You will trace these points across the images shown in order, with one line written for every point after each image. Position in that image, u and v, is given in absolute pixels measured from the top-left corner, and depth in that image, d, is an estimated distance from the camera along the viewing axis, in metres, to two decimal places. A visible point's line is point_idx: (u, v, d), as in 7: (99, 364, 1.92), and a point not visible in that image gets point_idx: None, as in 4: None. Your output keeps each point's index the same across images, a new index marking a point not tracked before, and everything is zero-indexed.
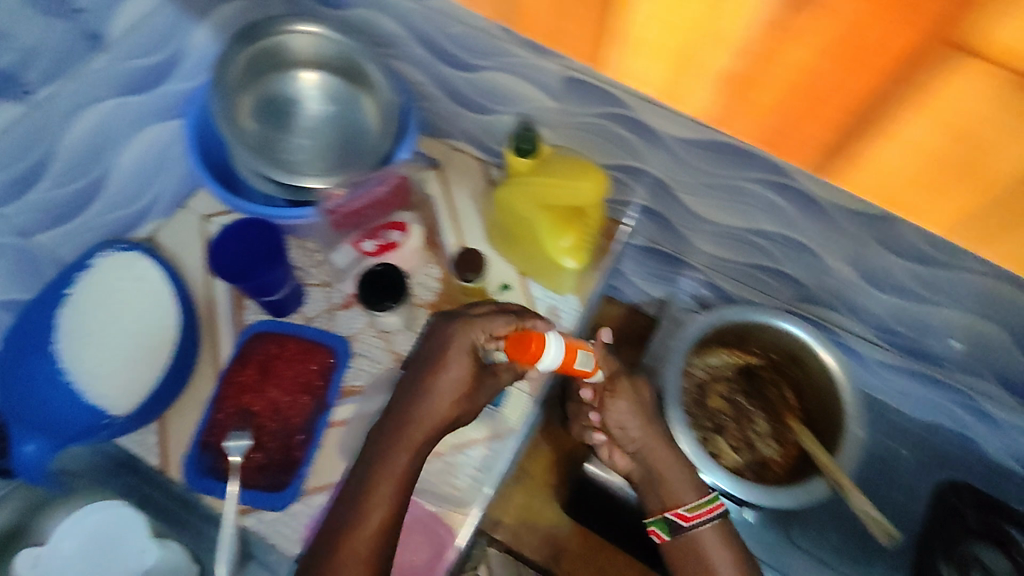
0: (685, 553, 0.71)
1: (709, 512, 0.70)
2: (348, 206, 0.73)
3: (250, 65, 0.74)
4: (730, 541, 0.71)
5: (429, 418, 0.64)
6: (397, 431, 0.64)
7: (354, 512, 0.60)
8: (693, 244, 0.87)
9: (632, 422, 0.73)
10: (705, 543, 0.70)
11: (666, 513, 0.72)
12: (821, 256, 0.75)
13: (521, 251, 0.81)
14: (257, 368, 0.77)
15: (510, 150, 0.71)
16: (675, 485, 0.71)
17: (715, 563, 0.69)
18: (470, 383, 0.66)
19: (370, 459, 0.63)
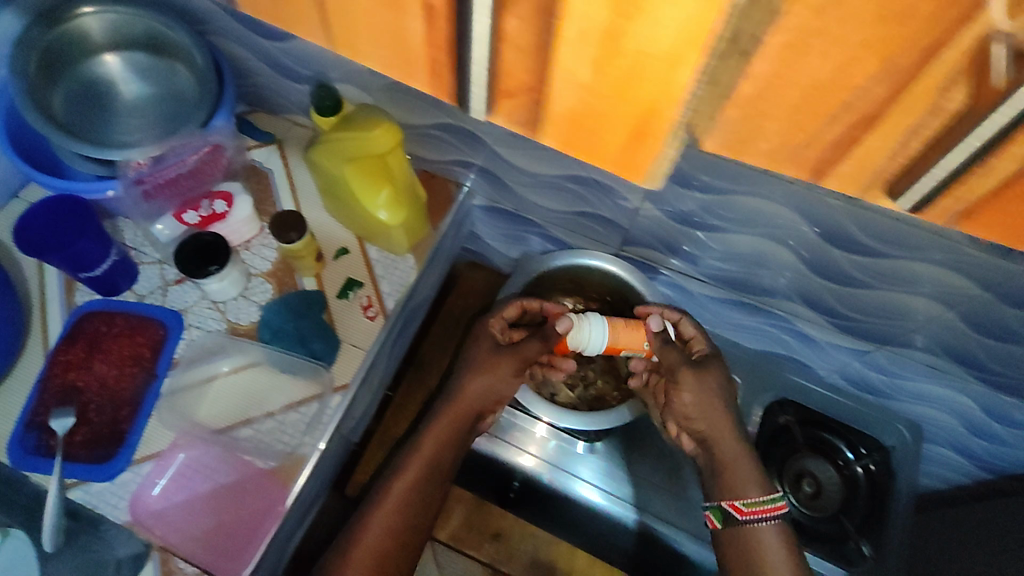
0: (742, 544, 0.69)
1: (768, 510, 0.69)
2: (157, 173, 0.75)
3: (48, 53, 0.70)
4: (795, 541, 0.68)
5: (451, 413, 0.78)
6: (431, 424, 0.78)
7: (382, 488, 0.75)
8: (529, 201, 0.90)
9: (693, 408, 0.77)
10: (766, 542, 0.68)
11: (723, 502, 0.72)
12: (626, 196, 0.80)
13: (349, 213, 0.81)
14: (86, 345, 0.77)
15: (313, 110, 0.74)
16: (739, 477, 0.72)
17: (775, 559, 0.66)
18: (510, 360, 0.79)
19: (405, 451, 0.77)
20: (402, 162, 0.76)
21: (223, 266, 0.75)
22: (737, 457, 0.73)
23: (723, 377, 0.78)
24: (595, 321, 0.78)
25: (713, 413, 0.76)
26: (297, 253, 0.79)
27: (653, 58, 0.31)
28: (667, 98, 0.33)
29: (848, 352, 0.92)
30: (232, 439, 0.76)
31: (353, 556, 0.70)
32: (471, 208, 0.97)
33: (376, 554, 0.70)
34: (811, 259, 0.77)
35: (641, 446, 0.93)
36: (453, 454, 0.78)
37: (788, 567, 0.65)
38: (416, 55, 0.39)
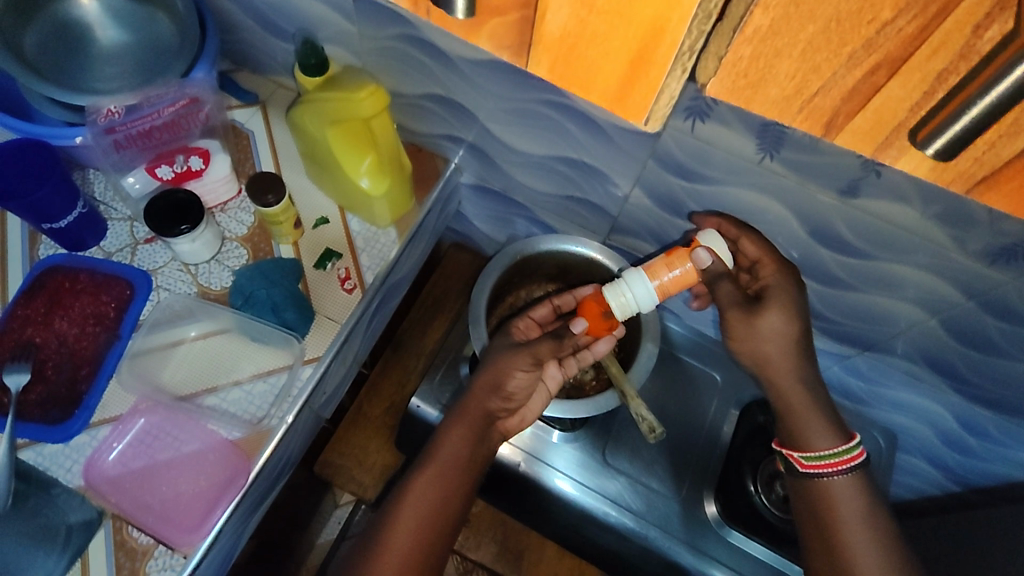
0: (809, 496, 0.67)
1: (843, 462, 0.66)
2: (129, 126, 0.73)
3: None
4: (869, 491, 0.66)
5: (469, 413, 0.72)
6: (451, 424, 0.72)
7: (402, 491, 0.68)
8: (515, 180, 0.88)
9: (768, 347, 0.69)
10: (837, 495, 0.65)
11: (785, 453, 0.70)
12: (615, 180, 0.78)
13: (330, 179, 0.78)
14: (47, 300, 0.74)
15: (297, 69, 0.73)
16: (809, 429, 0.68)
17: (845, 513, 0.64)
18: (520, 359, 0.72)
19: (424, 452, 0.71)
20: (388, 128, 0.74)
21: (194, 226, 0.72)
22: (808, 410, 0.68)
23: (785, 315, 0.69)
24: (635, 278, 0.71)
25: (768, 357, 0.70)
26: (275, 219, 0.76)
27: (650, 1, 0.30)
28: (669, 21, 0.31)
29: (828, 355, 0.91)
30: (195, 408, 0.72)
31: (378, 563, 0.63)
32: (458, 185, 0.95)
33: (406, 558, 0.64)
34: (799, 258, 0.76)
35: (616, 438, 0.91)
36: (474, 457, 0.71)
37: (860, 518, 0.64)
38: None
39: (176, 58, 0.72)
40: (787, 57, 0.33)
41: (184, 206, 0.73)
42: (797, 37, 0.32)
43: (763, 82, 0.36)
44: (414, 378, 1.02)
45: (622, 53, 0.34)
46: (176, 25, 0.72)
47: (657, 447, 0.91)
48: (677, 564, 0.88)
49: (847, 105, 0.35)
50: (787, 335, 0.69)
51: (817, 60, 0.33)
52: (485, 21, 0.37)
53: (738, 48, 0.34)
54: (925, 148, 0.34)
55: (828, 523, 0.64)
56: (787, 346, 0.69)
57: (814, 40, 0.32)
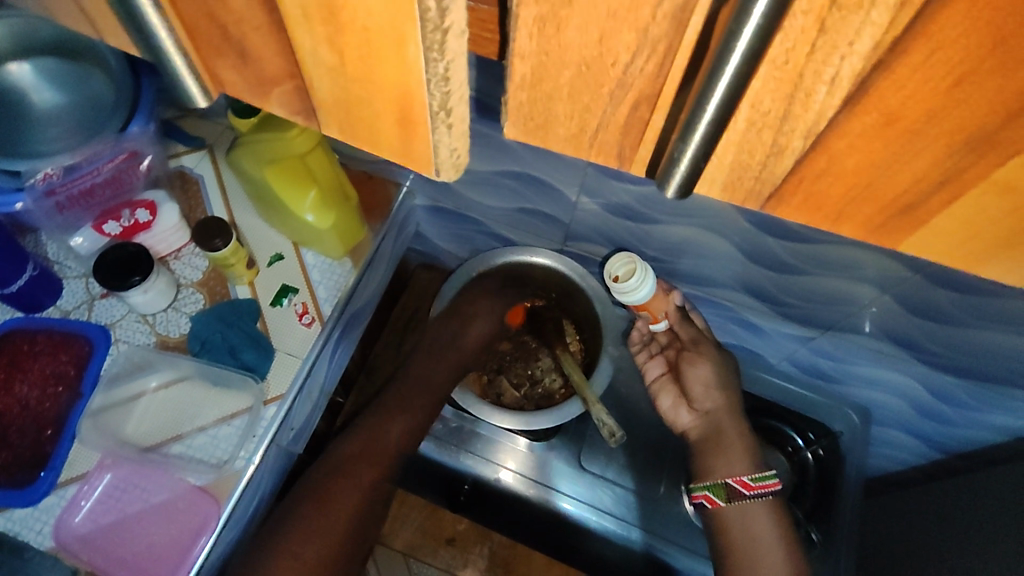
0: (735, 518, 0.77)
1: (767, 487, 0.77)
2: (74, 187, 0.74)
3: None
4: (779, 513, 0.77)
5: (425, 366, 0.84)
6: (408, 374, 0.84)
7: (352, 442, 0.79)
8: (468, 199, 0.89)
9: (708, 385, 0.83)
10: (758, 516, 0.76)
11: (729, 481, 0.78)
12: (561, 190, 0.79)
13: (278, 218, 0.79)
14: (5, 365, 0.73)
15: (230, 112, 0.71)
16: (732, 450, 0.80)
17: (758, 532, 0.75)
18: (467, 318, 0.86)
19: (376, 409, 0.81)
20: (324, 161, 0.74)
21: (146, 276, 0.73)
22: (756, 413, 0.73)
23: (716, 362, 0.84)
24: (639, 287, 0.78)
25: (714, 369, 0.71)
26: (225, 261, 0.77)
27: (384, 45, 0.21)
28: (412, 80, 0.22)
29: (794, 339, 0.92)
30: (162, 457, 0.72)
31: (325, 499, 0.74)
32: (413, 208, 0.95)
33: (350, 498, 0.76)
34: (749, 248, 0.76)
35: (592, 444, 0.91)
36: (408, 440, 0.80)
37: (772, 537, 0.75)
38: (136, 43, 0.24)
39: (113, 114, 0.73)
40: (538, 86, 0.22)
41: (133, 255, 0.73)
42: (557, 59, 0.21)
43: (551, 124, 0.24)
44: None
45: (399, 110, 0.24)
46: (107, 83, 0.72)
47: (632, 444, 0.92)
48: (662, 562, 0.88)
49: (632, 145, 0.24)
50: (723, 375, 0.83)
51: (586, 100, 0.22)
52: (265, 88, 0.25)
53: (513, 92, 0.23)
54: (667, 193, 0.24)
55: (749, 542, 0.75)
56: (717, 382, 0.83)
57: (579, 71, 0.21)
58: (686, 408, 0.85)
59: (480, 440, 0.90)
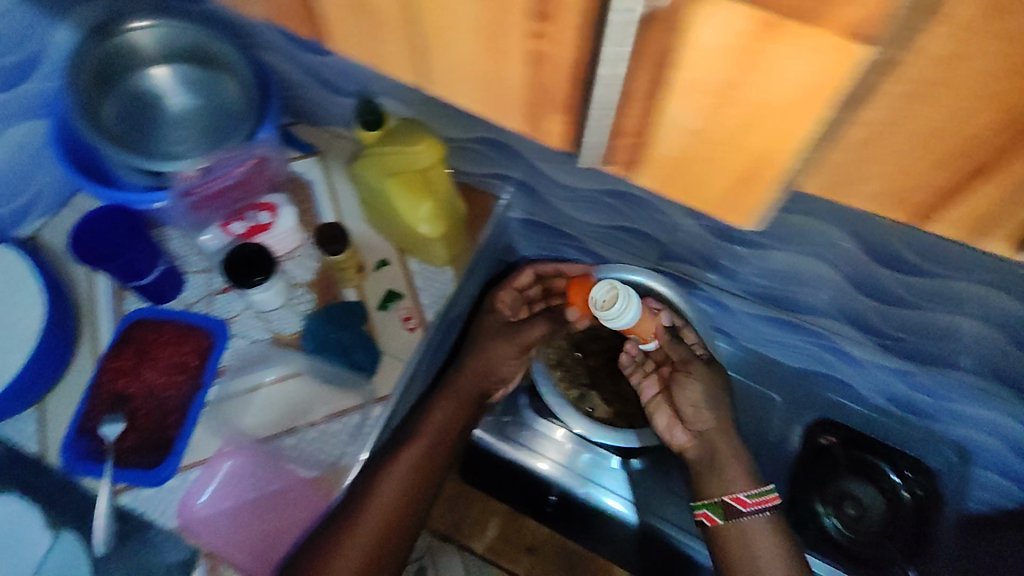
0: (733, 536, 0.74)
1: (763, 503, 0.74)
2: (207, 188, 0.77)
3: (98, 75, 0.75)
4: (781, 531, 0.74)
5: (457, 388, 0.83)
6: (439, 396, 0.83)
7: (387, 459, 0.76)
8: (566, 215, 0.90)
9: (702, 402, 0.79)
10: (754, 534, 0.73)
11: (724, 498, 0.75)
12: (666, 211, 0.80)
13: (389, 226, 0.83)
14: (135, 353, 0.78)
15: (357, 124, 0.75)
16: (728, 474, 0.76)
17: (760, 552, 0.72)
18: (507, 336, 0.84)
19: (406, 430, 0.80)
20: (444, 177, 0.75)
21: (267, 277, 0.76)
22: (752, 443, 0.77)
23: (715, 379, 0.81)
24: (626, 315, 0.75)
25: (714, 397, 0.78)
26: (341, 264, 0.82)
27: (771, 116, 0.25)
28: (778, 152, 0.27)
29: (889, 372, 0.89)
30: (276, 449, 0.76)
31: (362, 512, 0.73)
32: (508, 220, 0.98)
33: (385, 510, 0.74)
34: (853, 275, 0.76)
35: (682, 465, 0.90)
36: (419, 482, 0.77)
37: (773, 556, 0.71)
38: (513, 99, 0.31)
39: (239, 113, 0.78)
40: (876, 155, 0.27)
41: (251, 252, 0.77)
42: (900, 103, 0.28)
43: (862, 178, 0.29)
44: None
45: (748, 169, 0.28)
46: (237, 85, 0.79)
47: None
48: None
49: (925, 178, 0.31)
50: (715, 393, 0.80)
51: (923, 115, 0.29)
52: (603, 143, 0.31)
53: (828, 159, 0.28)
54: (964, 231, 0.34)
55: (749, 560, 0.71)
56: (708, 400, 0.79)
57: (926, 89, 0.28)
58: (681, 427, 0.81)
59: (523, 429, 0.89)
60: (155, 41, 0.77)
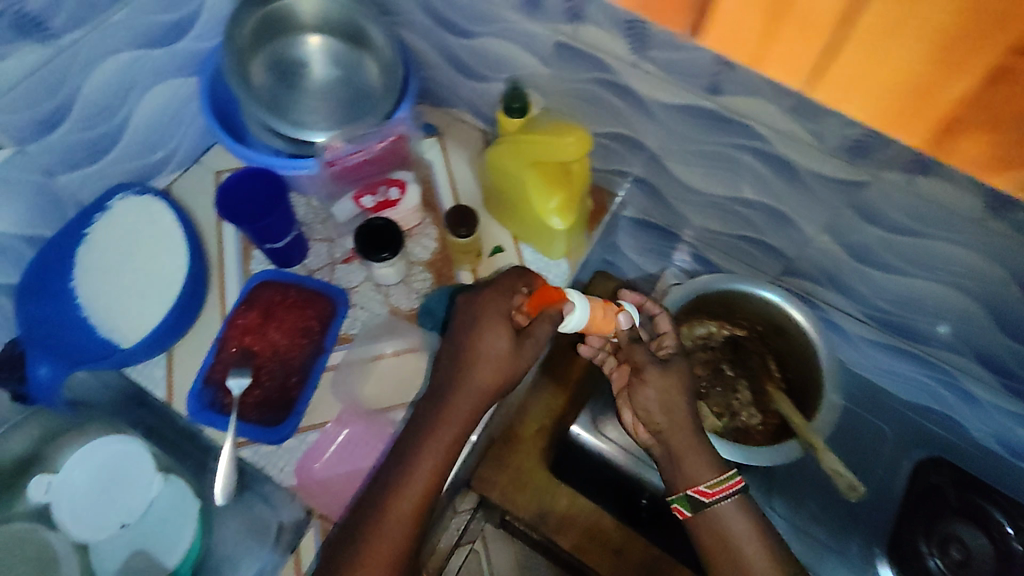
0: (707, 527, 0.67)
1: (730, 488, 0.68)
2: (348, 161, 0.81)
3: (258, 33, 0.78)
4: (750, 507, 0.68)
5: (454, 411, 0.66)
6: (439, 418, 0.66)
7: (389, 481, 0.64)
8: (687, 219, 0.89)
9: (656, 407, 0.70)
10: (727, 520, 0.67)
11: (689, 490, 0.69)
12: (803, 227, 0.77)
13: (513, 213, 0.83)
14: (261, 313, 0.81)
15: (500, 109, 0.75)
16: (692, 465, 0.69)
17: (737, 534, 0.66)
18: (502, 348, 0.66)
19: (400, 457, 0.65)
20: (583, 172, 0.74)
21: (394, 254, 0.78)
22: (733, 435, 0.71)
23: (688, 378, 0.72)
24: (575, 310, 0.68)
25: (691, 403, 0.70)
26: (463, 249, 0.81)
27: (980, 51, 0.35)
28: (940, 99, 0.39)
29: (1011, 417, 0.82)
30: (390, 422, 0.77)
31: (372, 543, 0.62)
32: (621, 219, 0.97)
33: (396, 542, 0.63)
34: (990, 303, 0.70)
35: (781, 488, 0.88)
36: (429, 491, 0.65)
37: (754, 538, 0.66)
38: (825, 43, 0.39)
39: (379, 99, 0.81)
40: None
41: (377, 224, 0.79)
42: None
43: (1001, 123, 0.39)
44: (567, 402, 1.01)
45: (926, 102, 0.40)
46: (382, 70, 0.81)
47: (815, 488, 0.88)
48: None
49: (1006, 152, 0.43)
50: (675, 399, 0.70)
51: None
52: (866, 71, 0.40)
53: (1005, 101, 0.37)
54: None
55: (727, 545, 0.66)
56: (668, 402, 0.70)
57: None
58: (628, 409, 0.77)
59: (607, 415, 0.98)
60: (317, 10, 0.79)
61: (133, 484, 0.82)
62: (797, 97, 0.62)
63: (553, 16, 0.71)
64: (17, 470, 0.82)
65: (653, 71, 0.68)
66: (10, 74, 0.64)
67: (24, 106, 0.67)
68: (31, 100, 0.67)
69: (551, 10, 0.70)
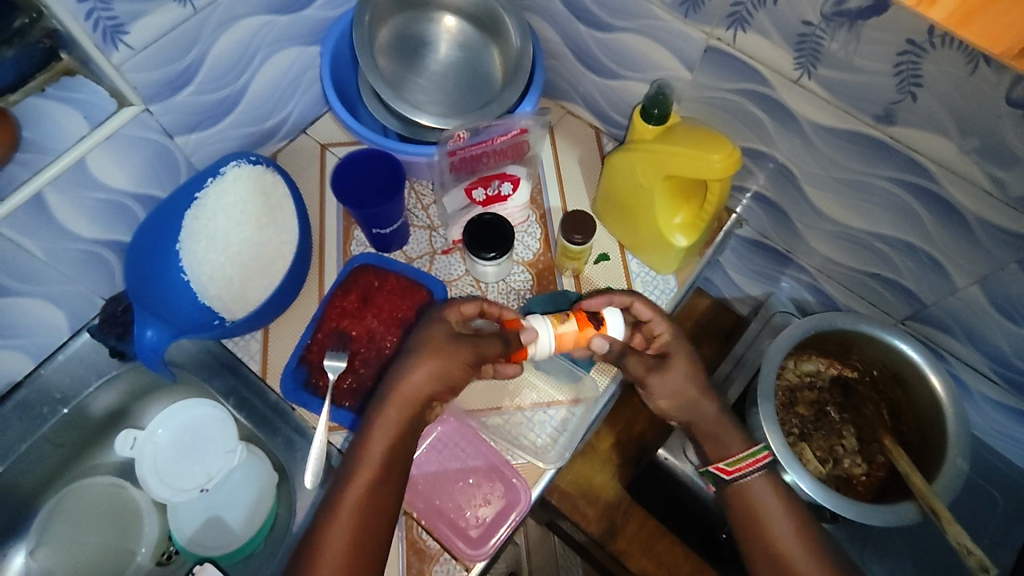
0: (737, 502, 0.69)
1: (754, 465, 0.69)
2: (470, 150, 0.79)
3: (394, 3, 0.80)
4: (780, 483, 0.70)
5: (384, 412, 0.63)
6: (378, 419, 0.63)
7: (347, 470, 0.62)
8: (808, 245, 0.84)
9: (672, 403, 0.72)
10: (756, 495, 0.69)
11: (711, 466, 0.71)
12: (951, 273, 0.71)
13: (630, 224, 0.79)
14: (359, 296, 0.79)
15: (637, 113, 0.72)
16: (720, 442, 0.71)
17: (769, 509, 0.68)
18: (434, 351, 0.64)
19: (354, 444, 0.63)
20: (719, 191, 0.69)
21: (501, 255, 0.74)
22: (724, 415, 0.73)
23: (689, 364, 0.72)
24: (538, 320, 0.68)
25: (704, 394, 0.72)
26: (573, 255, 0.77)
27: None
28: None
29: None
30: (481, 426, 0.74)
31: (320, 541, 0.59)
32: (732, 236, 0.92)
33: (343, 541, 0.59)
34: None
35: (875, 544, 0.83)
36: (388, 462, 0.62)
37: (784, 514, 0.68)
38: None
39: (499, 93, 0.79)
40: None
41: (487, 218, 0.76)
42: None
43: None
44: (646, 419, 0.98)
45: None
46: (506, 61, 0.81)
47: (910, 546, 0.83)
48: None
49: None
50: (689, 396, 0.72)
51: None
52: None
53: None
54: None
55: (756, 524, 0.68)
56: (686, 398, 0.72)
57: None
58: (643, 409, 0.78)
59: None
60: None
61: (213, 456, 0.78)
62: (989, 137, 0.56)
63: (710, 19, 0.65)
64: (108, 422, 0.83)
65: (818, 90, 0.63)
66: (148, 33, 0.62)
67: (157, 66, 0.65)
68: (164, 60, 0.65)
69: (710, 12, 0.64)
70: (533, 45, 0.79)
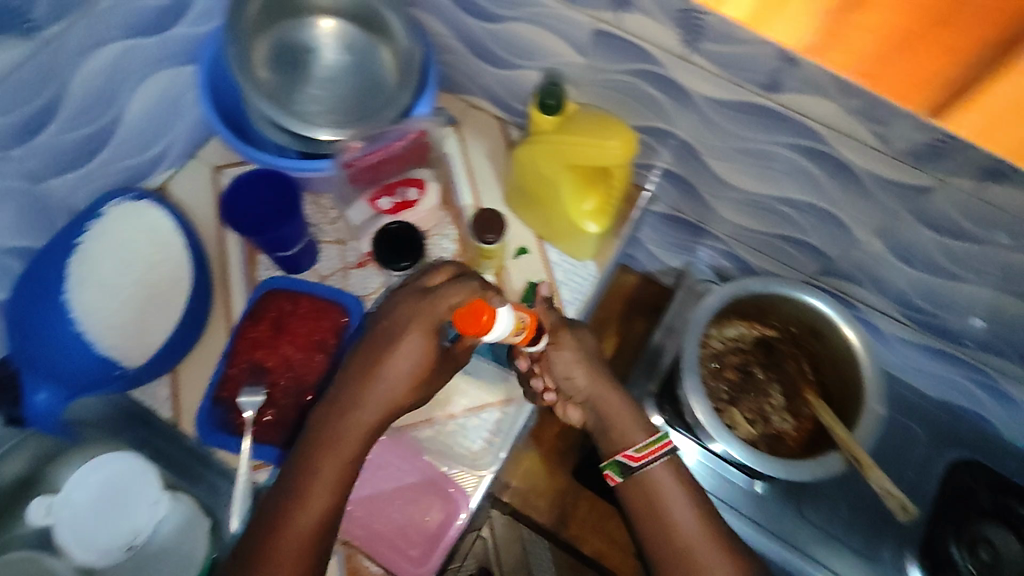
0: (643, 500, 0.62)
1: (657, 451, 0.63)
2: (368, 161, 0.78)
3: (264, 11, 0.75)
4: (683, 472, 0.64)
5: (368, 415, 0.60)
6: (366, 404, 0.60)
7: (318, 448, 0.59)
8: (719, 214, 0.85)
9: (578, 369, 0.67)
10: (659, 488, 0.62)
11: (617, 455, 0.64)
12: (850, 226, 0.74)
13: (542, 215, 0.78)
14: (271, 324, 0.75)
15: (533, 106, 0.70)
16: (623, 425, 0.65)
17: (676, 503, 0.62)
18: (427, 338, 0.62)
19: (330, 427, 0.60)
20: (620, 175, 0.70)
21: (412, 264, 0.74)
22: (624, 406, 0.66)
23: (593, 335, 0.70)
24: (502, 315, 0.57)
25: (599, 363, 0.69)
26: (489, 254, 0.76)
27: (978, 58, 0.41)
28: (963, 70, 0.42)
29: None
30: (414, 441, 0.72)
31: (277, 542, 0.56)
32: (647, 213, 0.93)
33: (307, 540, 0.57)
34: None
35: (812, 494, 0.86)
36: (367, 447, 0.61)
37: (685, 501, 0.62)
38: None
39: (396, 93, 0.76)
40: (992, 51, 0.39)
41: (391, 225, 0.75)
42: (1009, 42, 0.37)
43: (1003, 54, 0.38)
44: None
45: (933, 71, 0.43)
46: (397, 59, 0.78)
47: (842, 490, 0.87)
48: None
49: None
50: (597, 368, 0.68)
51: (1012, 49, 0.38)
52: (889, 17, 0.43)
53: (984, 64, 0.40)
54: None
55: (666, 526, 0.61)
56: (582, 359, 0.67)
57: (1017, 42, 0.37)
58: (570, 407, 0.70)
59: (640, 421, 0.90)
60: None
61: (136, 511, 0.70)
62: (868, 99, 0.57)
63: (592, 2, 0.65)
64: None
65: (704, 65, 0.63)
66: None
67: (9, 109, 0.60)
68: (17, 101, 0.60)
69: None
70: (423, 42, 0.77)
